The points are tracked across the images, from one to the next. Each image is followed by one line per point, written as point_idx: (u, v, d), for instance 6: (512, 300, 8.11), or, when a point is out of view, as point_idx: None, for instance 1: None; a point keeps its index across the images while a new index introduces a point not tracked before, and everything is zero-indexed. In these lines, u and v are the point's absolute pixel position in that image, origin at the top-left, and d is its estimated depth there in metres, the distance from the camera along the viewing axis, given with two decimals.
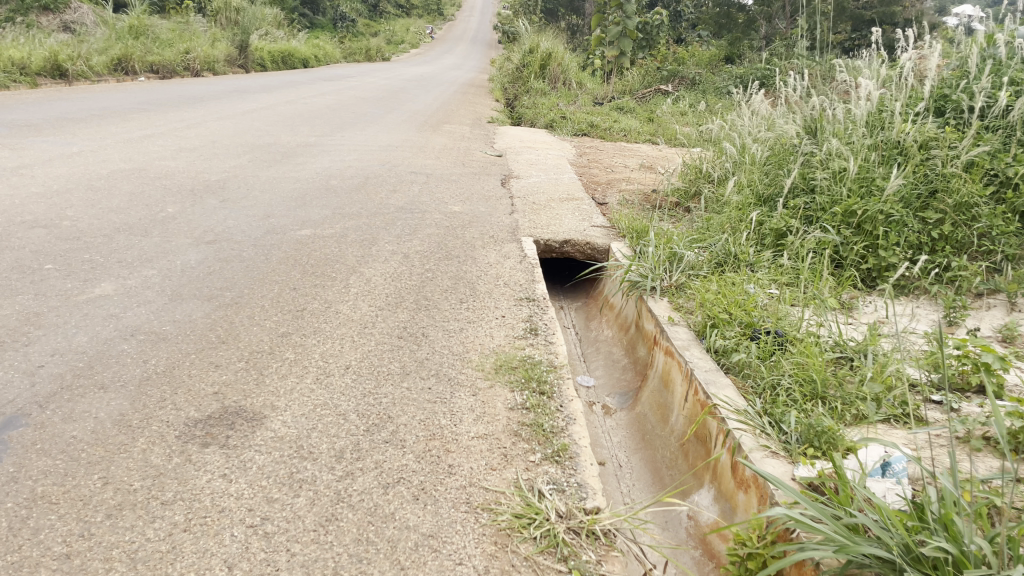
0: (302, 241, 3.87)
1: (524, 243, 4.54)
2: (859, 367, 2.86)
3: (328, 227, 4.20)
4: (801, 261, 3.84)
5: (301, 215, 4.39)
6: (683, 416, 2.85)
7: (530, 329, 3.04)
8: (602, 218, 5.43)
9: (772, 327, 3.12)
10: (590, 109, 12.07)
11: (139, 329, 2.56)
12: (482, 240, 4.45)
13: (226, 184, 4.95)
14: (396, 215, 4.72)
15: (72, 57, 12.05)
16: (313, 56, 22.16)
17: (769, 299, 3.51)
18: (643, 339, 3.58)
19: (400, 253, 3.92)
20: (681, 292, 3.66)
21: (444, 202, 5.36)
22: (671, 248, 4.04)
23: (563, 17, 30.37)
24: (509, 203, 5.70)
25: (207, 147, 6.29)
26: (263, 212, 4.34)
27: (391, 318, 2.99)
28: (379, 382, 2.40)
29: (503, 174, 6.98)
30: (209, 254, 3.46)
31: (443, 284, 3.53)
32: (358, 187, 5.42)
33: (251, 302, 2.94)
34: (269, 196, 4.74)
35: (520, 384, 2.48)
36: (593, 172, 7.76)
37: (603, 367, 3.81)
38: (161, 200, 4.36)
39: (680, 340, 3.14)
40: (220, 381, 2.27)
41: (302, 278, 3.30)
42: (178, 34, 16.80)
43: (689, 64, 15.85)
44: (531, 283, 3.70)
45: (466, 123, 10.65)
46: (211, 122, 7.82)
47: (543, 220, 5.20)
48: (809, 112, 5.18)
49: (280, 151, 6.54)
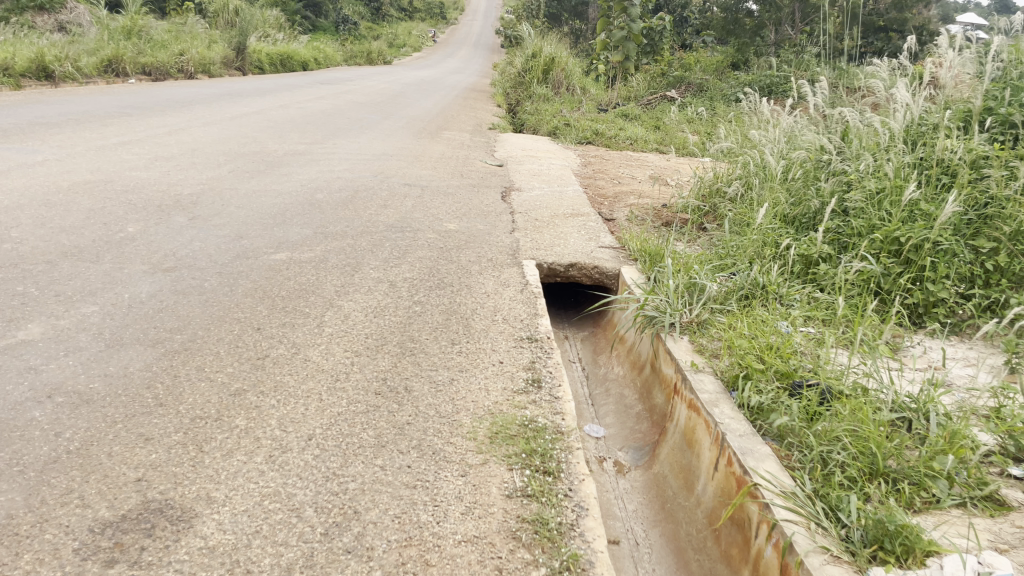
0: (275, 267, 3.44)
1: (526, 267, 4.11)
2: (920, 432, 2.42)
3: (308, 250, 3.77)
4: (838, 295, 3.43)
5: (278, 235, 3.96)
6: (713, 487, 2.42)
7: (532, 380, 2.59)
8: (611, 237, 5.00)
9: (814, 378, 2.69)
10: (594, 115, 11.64)
11: (60, 390, 2.13)
12: (479, 264, 4.02)
13: (199, 198, 4.53)
14: (385, 235, 4.29)
15: (60, 57, 11.65)
16: (313, 58, 21.75)
17: (806, 340, 3.09)
18: (660, 384, 3.16)
19: (386, 281, 3.49)
20: (704, 331, 3.23)
21: (439, 218, 4.93)
22: (690, 276, 3.61)
23: (567, 22, 30.00)
24: (510, 219, 5.28)
25: (186, 156, 5.87)
26: (236, 232, 3.91)
27: (369, 367, 2.54)
28: (347, 460, 1.96)
29: (504, 186, 6.56)
30: (164, 285, 3.03)
31: (434, 320, 3.09)
32: (345, 202, 5.00)
33: (203, 347, 2.51)
34: (246, 213, 4.32)
35: (520, 461, 2.04)
36: (600, 183, 7.33)
37: (614, 413, 3.38)
38: (123, 217, 3.94)
39: (707, 391, 2.71)
40: (145, 463, 1.84)
41: (269, 315, 2.86)
42: (174, 35, 16.40)
43: (695, 70, 15.42)
44: (534, 319, 3.26)
45: (466, 130, 10.22)
46: (195, 127, 7.40)
47: (547, 240, 4.77)
48: (837, 124, 4.76)
49: (265, 160, 6.12)
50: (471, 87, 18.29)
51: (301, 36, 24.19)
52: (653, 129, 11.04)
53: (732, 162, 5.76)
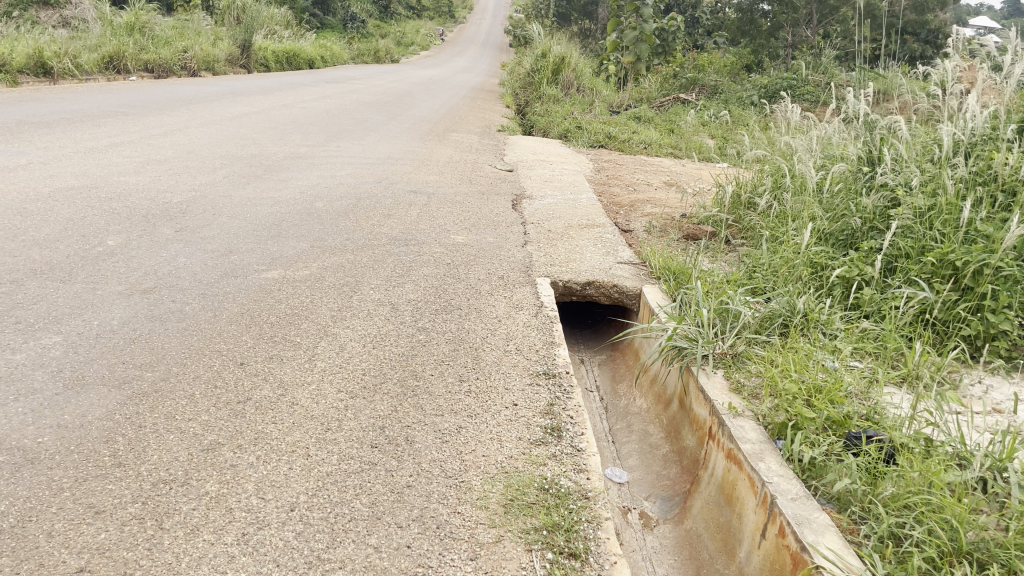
0: (265, 288, 3.13)
1: (540, 286, 3.79)
2: (999, 494, 2.13)
3: (302, 267, 3.46)
4: (886, 325, 3.13)
5: (272, 250, 3.65)
6: (759, 558, 2.13)
7: (551, 429, 2.28)
8: (630, 252, 4.67)
9: (872, 429, 2.39)
10: (606, 117, 11.30)
11: (1, 446, 1.82)
12: (489, 283, 3.71)
13: (189, 207, 4.22)
14: (387, 250, 3.98)
15: (59, 53, 11.39)
16: (320, 57, 21.50)
17: (855, 378, 2.79)
18: (691, 426, 2.85)
19: (388, 304, 3.17)
20: (740, 365, 2.92)
21: (446, 230, 4.62)
22: (723, 301, 3.31)
23: (576, 22, 29.73)
24: (521, 230, 4.97)
25: (180, 159, 5.57)
26: (225, 246, 3.61)
27: (366, 413, 2.23)
28: (335, 538, 1.65)
29: (515, 193, 6.24)
30: (140, 310, 2.72)
31: (441, 352, 2.78)
32: (346, 211, 4.69)
33: (175, 388, 2.19)
34: (238, 224, 4.01)
35: (542, 538, 1.74)
36: (614, 191, 7.00)
37: (638, 454, 3.08)
38: (104, 228, 3.64)
39: (749, 440, 2.40)
40: (90, 546, 1.53)
41: (254, 346, 2.55)
42: (178, 32, 16.13)
43: (709, 72, 15.06)
44: (551, 350, 2.95)
45: (475, 132, 9.90)
46: (193, 128, 7.11)
47: (561, 255, 4.46)
48: (875, 135, 4.45)
49: (263, 164, 5.81)
50: (479, 87, 18.00)
51: (309, 34, 23.92)
52: (667, 133, 10.70)
53: (757, 172, 5.43)
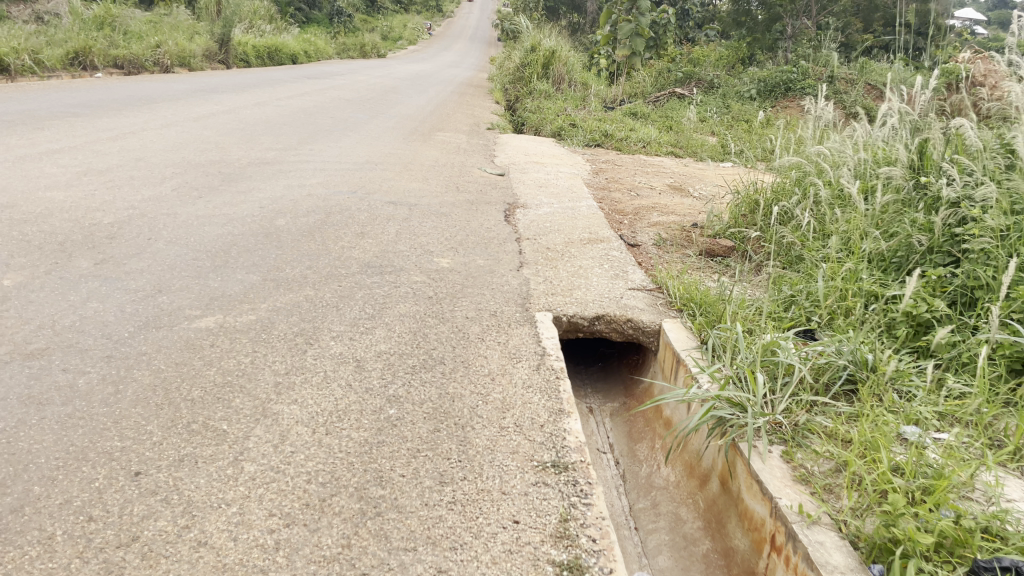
0: (194, 342, 2.47)
1: (543, 324, 3.14)
2: None
3: (247, 311, 2.79)
4: (979, 382, 2.51)
5: (212, 286, 2.99)
6: None
7: (565, 570, 1.63)
8: (642, 274, 4.02)
9: (1001, 547, 1.77)
10: (601, 113, 10.64)
11: None
12: (480, 324, 3.05)
13: (122, 229, 3.57)
14: (356, 281, 3.32)
15: (17, 49, 10.65)
16: (303, 52, 20.75)
17: (955, 458, 2.18)
18: (741, 523, 2.22)
19: (351, 361, 2.51)
20: (801, 440, 2.29)
21: (427, 252, 3.95)
22: (772, 352, 2.68)
23: (564, 15, 29.03)
24: (516, 248, 4.31)
25: (124, 168, 4.89)
26: (152, 282, 2.94)
27: (306, 554, 1.57)
28: None
29: (507, 201, 5.58)
30: (15, 387, 2.07)
31: (416, 434, 2.11)
32: (311, 230, 4.04)
33: (26, 527, 1.57)
34: (176, 252, 3.35)
35: None
36: (615, 197, 6.34)
37: (670, 550, 2.45)
38: (5, 262, 2.99)
39: (835, 569, 1.77)
40: None
41: (161, 442, 1.90)
42: (151, 26, 15.36)
43: (705, 65, 14.40)
44: (561, 424, 2.29)
45: (462, 131, 9.23)
46: (148, 131, 6.42)
47: (564, 280, 3.82)
48: (929, 141, 3.84)
49: (222, 173, 5.14)
50: (466, 82, 17.30)
51: (291, 28, 23.17)
52: (666, 130, 10.05)
53: (780, 180, 4.80)
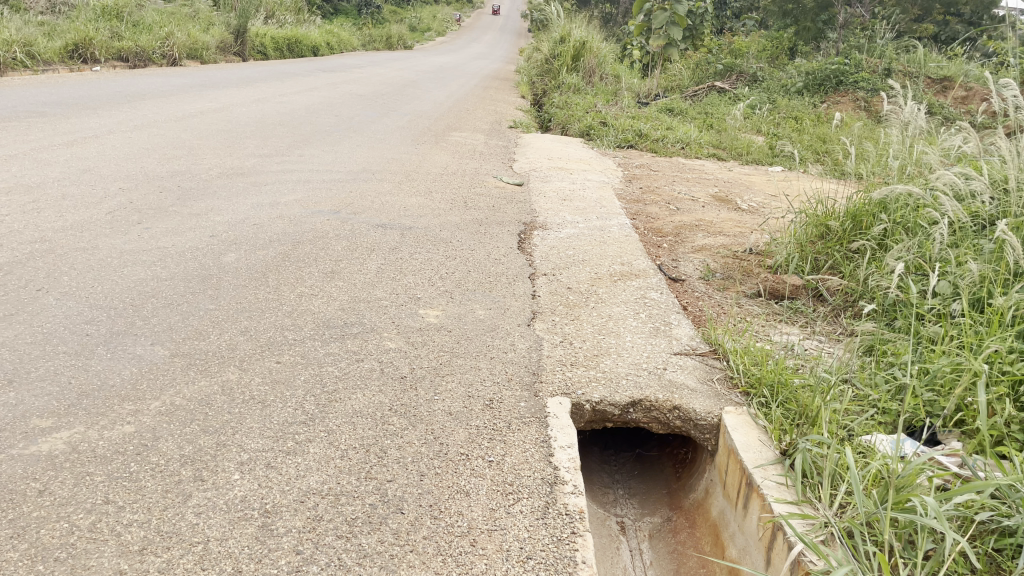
0: (10, 491, 1.64)
1: (558, 421, 2.23)
2: None
3: (125, 417, 1.95)
4: None
5: (89, 371, 2.14)
6: None
7: None
8: (689, 327, 3.10)
9: None
10: (634, 109, 9.66)
11: None
12: (466, 425, 2.15)
13: (9, 273, 2.76)
14: (301, 353, 2.44)
15: (8, 41, 9.93)
16: (325, 44, 19.99)
17: None
18: None
19: (254, 517, 1.64)
20: None
21: (413, 301, 3.07)
22: (911, 503, 1.77)
23: (596, 6, 28.02)
24: (527, 290, 3.41)
25: (61, 183, 4.09)
26: (8, 366, 2.12)
27: None
28: None
29: (522, 221, 4.68)
30: None
31: None
32: (265, 269, 3.17)
33: None
34: (67, 310, 2.52)
35: None
36: (651, 211, 5.42)
37: None
38: None
39: None
40: None
41: None
42: (165, 16, 14.63)
43: (747, 56, 13.32)
44: None
45: (481, 131, 8.32)
46: (114, 133, 5.63)
47: (589, 339, 2.91)
48: None
49: (181, 187, 4.31)
50: (492, 75, 16.39)
51: (317, 20, 22.43)
52: (706, 128, 9.06)
53: (859, 199, 3.81)
